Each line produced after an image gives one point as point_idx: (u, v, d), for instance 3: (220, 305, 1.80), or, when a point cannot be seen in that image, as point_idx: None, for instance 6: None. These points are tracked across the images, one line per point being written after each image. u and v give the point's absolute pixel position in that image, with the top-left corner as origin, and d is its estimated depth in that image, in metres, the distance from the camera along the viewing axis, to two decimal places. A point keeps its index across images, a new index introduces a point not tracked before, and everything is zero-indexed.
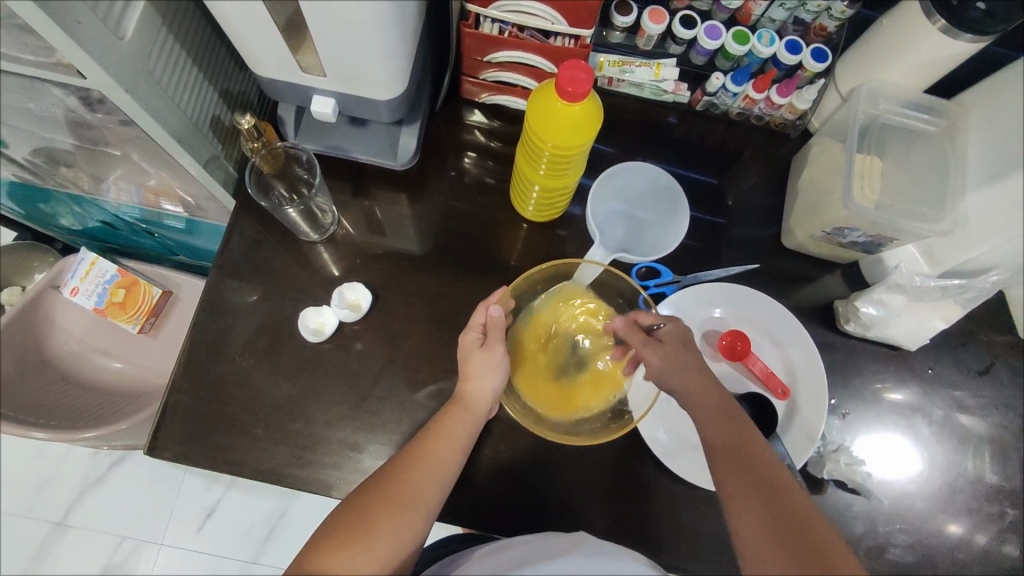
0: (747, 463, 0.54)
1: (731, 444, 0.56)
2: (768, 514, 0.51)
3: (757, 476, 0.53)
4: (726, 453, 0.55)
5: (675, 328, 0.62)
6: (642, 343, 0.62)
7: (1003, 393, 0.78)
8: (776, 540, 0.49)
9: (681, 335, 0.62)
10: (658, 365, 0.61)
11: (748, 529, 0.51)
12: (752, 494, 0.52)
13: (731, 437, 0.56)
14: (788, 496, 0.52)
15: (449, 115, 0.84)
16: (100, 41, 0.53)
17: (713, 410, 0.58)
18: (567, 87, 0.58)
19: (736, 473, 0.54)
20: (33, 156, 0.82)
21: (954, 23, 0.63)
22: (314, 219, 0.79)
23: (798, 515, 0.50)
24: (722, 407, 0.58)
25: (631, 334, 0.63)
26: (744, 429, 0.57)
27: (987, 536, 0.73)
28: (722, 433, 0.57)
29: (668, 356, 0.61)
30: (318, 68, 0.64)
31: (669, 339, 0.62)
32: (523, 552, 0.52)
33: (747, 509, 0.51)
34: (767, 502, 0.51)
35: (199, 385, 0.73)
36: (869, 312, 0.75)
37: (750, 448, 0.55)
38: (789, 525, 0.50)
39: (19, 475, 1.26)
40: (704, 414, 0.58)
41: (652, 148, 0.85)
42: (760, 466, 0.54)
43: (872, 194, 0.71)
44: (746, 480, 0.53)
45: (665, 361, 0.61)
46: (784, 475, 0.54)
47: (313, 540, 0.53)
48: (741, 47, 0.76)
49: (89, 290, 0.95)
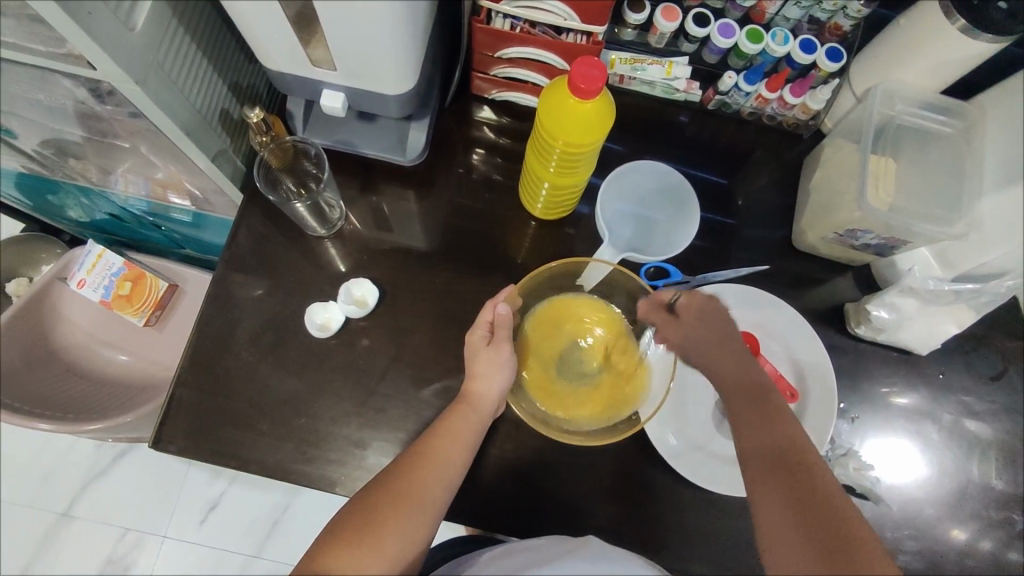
0: (780, 457, 0.53)
1: (761, 441, 0.55)
2: (798, 512, 0.50)
3: (787, 471, 0.52)
4: (755, 450, 0.55)
5: (693, 300, 0.62)
6: (663, 323, 0.64)
7: (1014, 399, 0.77)
8: (804, 538, 0.48)
9: (700, 307, 0.62)
10: (681, 340, 0.63)
11: (773, 526, 0.50)
12: (780, 490, 0.51)
13: (763, 433, 0.55)
14: (819, 492, 0.51)
15: (458, 111, 0.84)
16: (111, 33, 0.53)
17: (743, 398, 0.58)
18: (579, 85, 0.57)
19: (763, 470, 0.53)
20: (42, 147, 0.82)
21: (976, 24, 0.63)
22: (321, 214, 0.78)
23: (827, 512, 0.49)
24: (752, 394, 0.58)
25: (653, 314, 0.65)
26: (775, 420, 0.56)
27: (995, 543, 0.72)
28: (751, 429, 0.56)
29: (692, 332, 0.62)
30: (328, 62, 0.64)
31: (686, 312, 0.62)
32: (533, 556, 0.52)
33: (775, 505, 0.51)
34: (795, 499, 0.50)
35: (205, 379, 0.73)
36: (881, 315, 0.74)
37: (783, 442, 0.54)
38: (815, 521, 0.49)
39: (24, 465, 1.27)
40: (735, 404, 0.58)
41: (662, 147, 0.84)
42: (791, 460, 0.53)
43: (886, 195, 0.70)
44: (776, 476, 0.52)
45: (693, 337, 0.62)
46: (819, 471, 0.52)
47: (320, 539, 0.52)
48: (755, 45, 0.75)
49: (96, 283, 0.95)
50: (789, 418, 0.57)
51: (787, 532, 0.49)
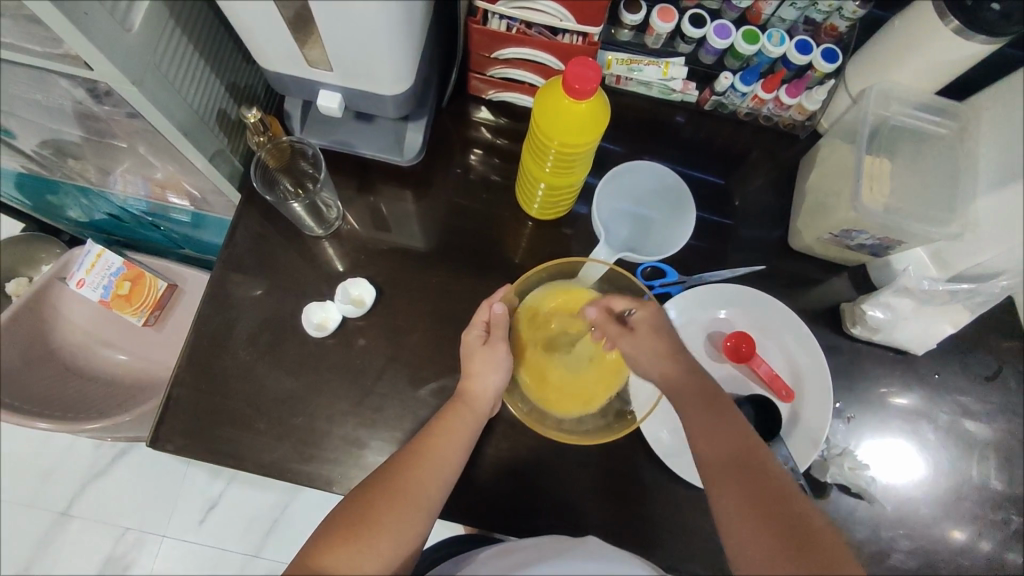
0: (739, 466, 0.52)
1: (721, 450, 0.54)
2: (764, 521, 0.49)
3: (749, 479, 0.52)
4: (715, 460, 0.53)
5: (644, 313, 0.61)
6: (618, 336, 0.61)
7: (1010, 399, 0.77)
8: (772, 547, 0.48)
9: (651, 321, 0.61)
10: (633, 352, 0.61)
11: (741, 536, 0.50)
12: (745, 500, 0.51)
13: (721, 441, 0.54)
14: (783, 497, 0.50)
15: (456, 112, 0.84)
16: (108, 34, 0.53)
17: (697, 404, 0.56)
18: (574, 85, 0.58)
19: (726, 480, 0.52)
20: (41, 148, 0.83)
21: (970, 25, 0.63)
22: (319, 214, 0.79)
23: (794, 517, 0.49)
24: (706, 400, 0.56)
25: (605, 325, 0.62)
26: (730, 425, 0.55)
27: (992, 544, 0.72)
28: (708, 438, 0.55)
29: (644, 344, 0.60)
30: (325, 63, 0.64)
31: (641, 325, 0.61)
32: (528, 554, 0.52)
33: (741, 516, 0.50)
34: (761, 508, 0.50)
35: (203, 378, 0.73)
36: (876, 315, 0.74)
37: (742, 449, 0.53)
38: (782, 528, 0.49)
39: (24, 464, 1.27)
40: (688, 412, 0.56)
41: (659, 147, 0.84)
42: (752, 468, 0.52)
43: (881, 196, 0.70)
44: (739, 486, 0.51)
45: (644, 348, 0.60)
46: (778, 475, 0.52)
47: (316, 536, 0.53)
48: (750, 46, 0.76)
49: (95, 283, 0.96)
50: (741, 424, 0.55)
51: (755, 542, 0.49)
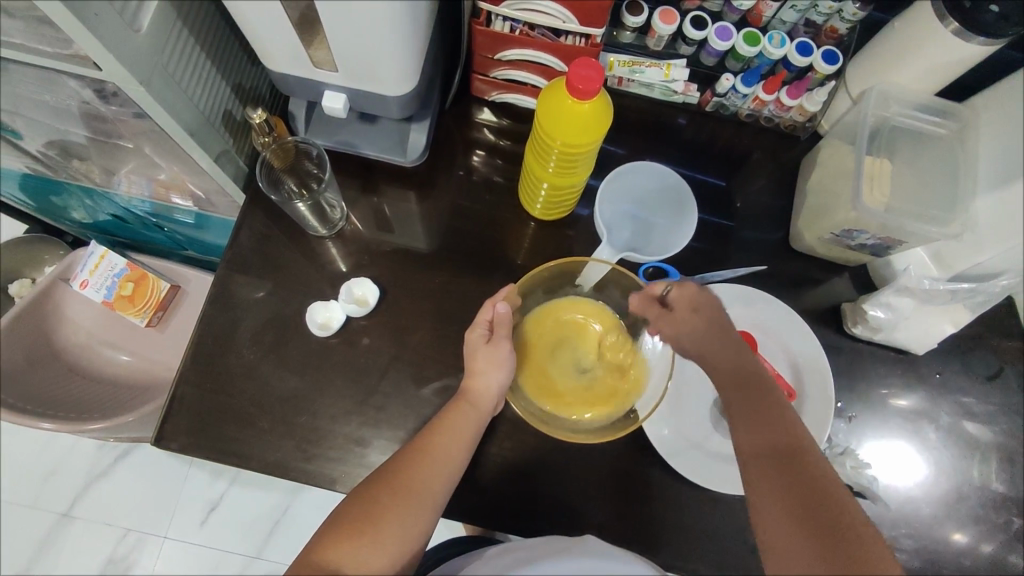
0: (781, 452, 0.53)
1: (762, 439, 0.54)
2: (799, 508, 0.49)
3: (790, 470, 0.51)
4: (757, 449, 0.54)
5: (682, 292, 0.61)
6: (658, 317, 0.62)
7: (1011, 399, 0.78)
8: (804, 539, 0.48)
9: (692, 298, 0.60)
10: (675, 334, 0.61)
11: (775, 523, 0.50)
12: (780, 489, 0.51)
13: (763, 429, 0.54)
14: (821, 490, 0.50)
15: (459, 113, 0.85)
16: (117, 34, 0.54)
17: (739, 394, 0.57)
18: (577, 85, 0.58)
19: (765, 471, 0.52)
20: (47, 148, 0.83)
21: (968, 26, 0.63)
22: (323, 214, 0.79)
23: (830, 511, 0.49)
24: (747, 389, 0.57)
25: (647, 309, 0.63)
26: (773, 415, 0.55)
27: (993, 545, 0.72)
28: (751, 428, 0.55)
29: (686, 324, 0.60)
30: (330, 64, 0.65)
31: (681, 305, 0.60)
32: (530, 552, 0.53)
33: (776, 504, 0.50)
34: (796, 500, 0.50)
35: (207, 377, 0.73)
36: (876, 315, 0.74)
37: (784, 437, 0.54)
38: (815, 519, 0.49)
39: (26, 465, 1.27)
40: (733, 399, 0.57)
41: (661, 149, 0.85)
42: (793, 458, 0.52)
43: (882, 196, 0.71)
44: (778, 473, 0.52)
45: (685, 329, 0.60)
46: (820, 468, 0.52)
47: (320, 533, 0.53)
48: (751, 48, 0.76)
49: (99, 283, 0.96)
50: (788, 412, 0.56)
51: (786, 533, 0.49)
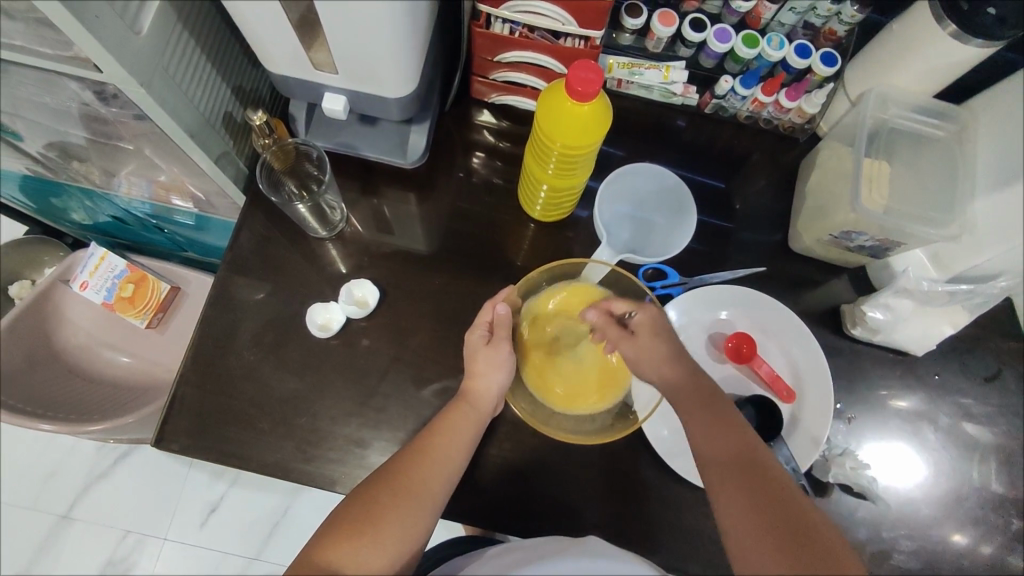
0: (742, 465, 0.53)
1: (722, 453, 0.54)
2: (765, 521, 0.50)
3: (752, 479, 0.52)
4: (719, 463, 0.54)
5: (644, 315, 0.62)
6: (618, 339, 0.62)
7: (1009, 401, 0.78)
8: (770, 546, 0.48)
9: (652, 322, 0.61)
10: (634, 356, 0.61)
11: (744, 538, 0.50)
12: (745, 502, 0.51)
13: (721, 443, 0.55)
14: (785, 497, 0.51)
15: (459, 115, 0.85)
16: (118, 36, 0.54)
17: (697, 408, 0.57)
18: (577, 87, 0.58)
19: (728, 482, 0.53)
20: (47, 150, 0.83)
21: (966, 29, 0.64)
22: (324, 216, 0.80)
23: (794, 516, 0.50)
24: (705, 402, 0.57)
25: (606, 328, 0.63)
26: (732, 426, 0.56)
27: (992, 547, 0.73)
28: (710, 441, 0.55)
29: (645, 347, 0.60)
30: (330, 66, 0.65)
31: (641, 328, 0.61)
32: (529, 552, 0.53)
33: (741, 515, 0.51)
34: (761, 509, 0.50)
35: (207, 379, 0.73)
36: (876, 316, 0.74)
37: (743, 451, 0.54)
38: (779, 525, 0.49)
39: (26, 467, 1.27)
40: (691, 414, 0.57)
41: (660, 150, 0.85)
42: (754, 467, 0.53)
43: (880, 198, 0.71)
44: (740, 487, 0.52)
45: (645, 351, 0.60)
46: (781, 475, 0.53)
47: (320, 533, 0.53)
48: (750, 50, 0.76)
49: (99, 285, 0.97)
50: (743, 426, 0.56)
51: (753, 542, 0.49)
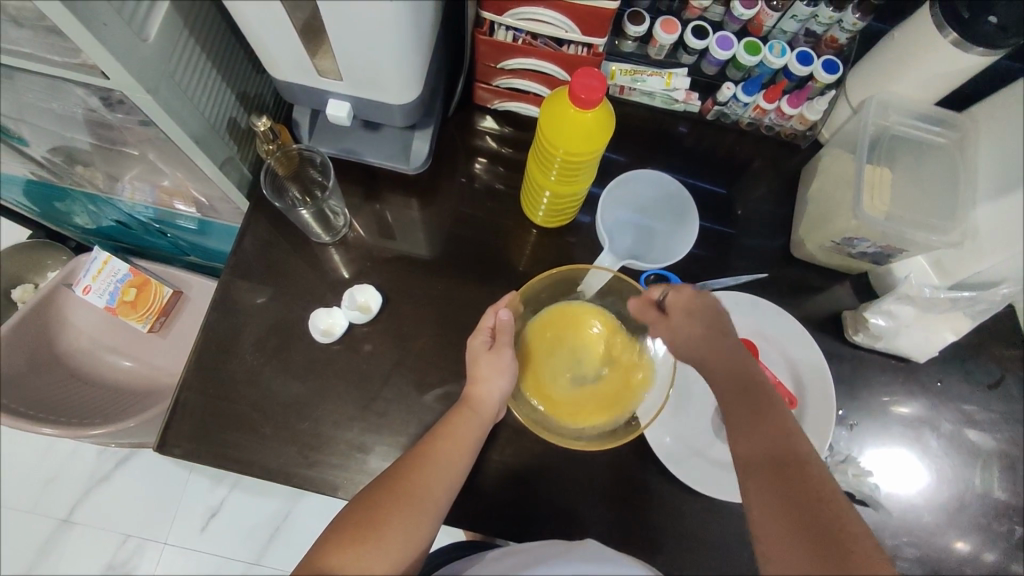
0: (773, 457, 0.53)
1: (755, 443, 0.54)
2: (790, 511, 0.50)
3: (780, 471, 0.52)
4: (749, 453, 0.54)
5: (680, 296, 0.61)
6: (656, 322, 0.62)
7: (1012, 407, 0.78)
8: (797, 540, 0.48)
9: (688, 303, 0.60)
10: (673, 336, 0.61)
11: (767, 526, 0.50)
12: (774, 492, 0.51)
13: (755, 434, 0.54)
14: (819, 495, 0.50)
15: (461, 122, 0.85)
16: (124, 43, 0.54)
17: (736, 398, 0.57)
18: (580, 94, 0.59)
19: (758, 471, 0.53)
20: (52, 155, 0.84)
21: (967, 37, 0.64)
22: (326, 221, 0.80)
23: (824, 514, 0.49)
24: (747, 394, 0.56)
25: (644, 313, 0.63)
26: (771, 419, 0.55)
27: (995, 554, 0.72)
28: (748, 435, 0.55)
29: (683, 328, 0.60)
30: (334, 73, 0.66)
31: (676, 309, 0.61)
32: (532, 554, 0.53)
33: (767, 506, 0.51)
34: (790, 504, 0.50)
35: (210, 384, 0.73)
36: (877, 323, 0.75)
37: (778, 442, 0.54)
38: (806, 518, 0.49)
39: (27, 470, 1.27)
40: (731, 404, 0.57)
41: (662, 156, 0.86)
42: (790, 464, 0.52)
43: (882, 205, 0.71)
44: (770, 477, 0.52)
45: (682, 331, 0.60)
46: (816, 472, 0.52)
47: (324, 538, 0.53)
48: (752, 57, 0.77)
49: (101, 289, 0.97)
50: (784, 417, 0.55)
51: (777, 536, 0.50)
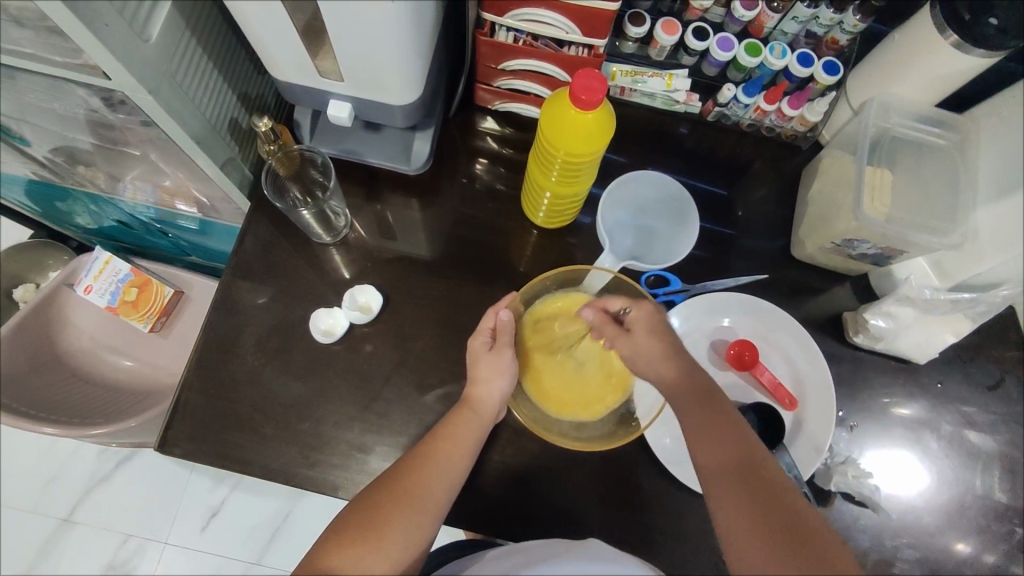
0: (735, 463, 0.53)
1: (715, 452, 0.54)
2: (760, 517, 0.50)
3: (745, 478, 0.52)
4: (712, 461, 0.54)
5: (642, 312, 0.62)
6: (614, 336, 0.63)
7: (1013, 409, 0.78)
8: (765, 540, 0.49)
9: (646, 319, 0.62)
10: (631, 352, 0.62)
11: (738, 534, 0.50)
12: (741, 499, 0.51)
13: (715, 442, 0.55)
14: (780, 494, 0.51)
15: (462, 122, 0.85)
16: (126, 43, 0.54)
17: (690, 406, 0.57)
18: (581, 95, 0.59)
19: (723, 477, 0.53)
20: (54, 155, 0.84)
21: (966, 38, 0.64)
22: (327, 222, 0.80)
23: (791, 518, 0.50)
24: (699, 401, 0.57)
25: (603, 327, 0.64)
26: (728, 428, 0.56)
27: (995, 555, 0.72)
28: (707, 441, 0.55)
29: (642, 343, 0.61)
30: (336, 73, 0.66)
31: (637, 325, 0.62)
32: (532, 554, 0.53)
33: (736, 513, 0.51)
34: (757, 510, 0.50)
35: (210, 384, 0.73)
36: (877, 324, 0.75)
37: (738, 448, 0.54)
38: (776, 524, 0.49)
39: (28, 470, 1.28)
40: (687, 411, 0.57)
41: (662, 157, 0.86)
42: (753, 469, 0.53)
43: (883, 207, 0.71)
44: (735, 484, 0.52)
45: (640, 347, 0.61)
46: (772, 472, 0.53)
47: (323, 539, 0.53)
48: (753, 58, 0.77)
49: (103, 288, 0.98)
50: (738, 425, 0.56)
51: (749, 543, 0.49)
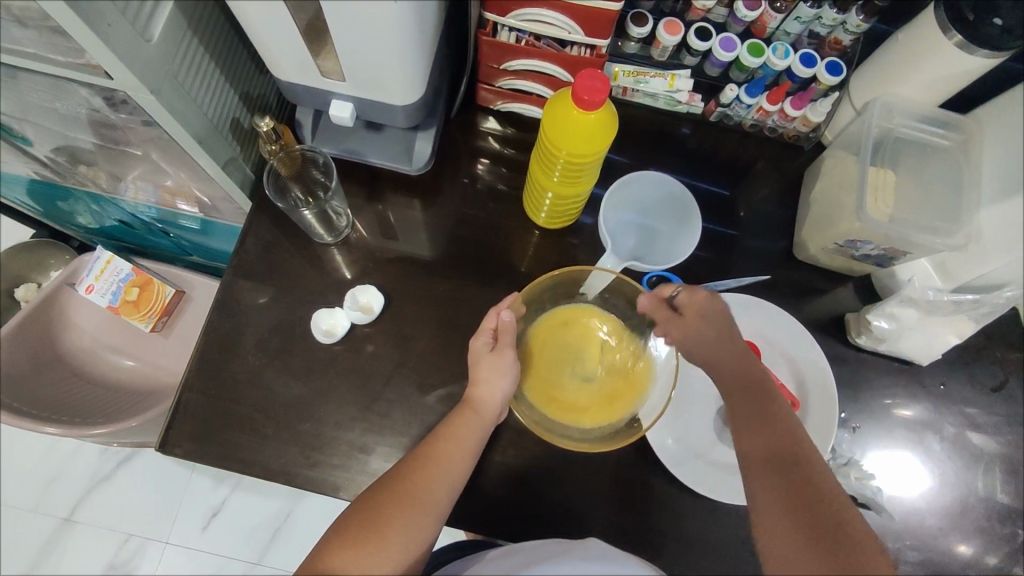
0: (778, 453, 0.54)
1: (760, 440, 0.55)
2: (793, 507, 0.50)
3: (785, 469, 0.53)
4: (754, 449, 0.55)
5: (693, 296, 0.60)
6: (664, 321, 0.61)
7: (1016, 410, 0.78)
8: (794, 532, 0.49)
9: (701, 305, 0.59)
10: (682, 337, 0.60)
11: (770, 521, 0.51)
12: (778, 488, 0.52)
13: (761, 433, 0.56)
14: (819, 490, 0.51)
15: (464, 123, 0.85)
16: (127, 42, 0.54)
17: (741, 400, 0.58)
18: (583, 95, 0.59)
19: (763, 465, 0.54)
20: (56, 155, 0.84)
21: (970, 38, 0.64)
22: (329, 222, 0.80)
23: (828, 513, 0.50)
24: (750, 396, 0.58)
25: (655, 311, 0.62)
26: (778, 422, 0.56)
27: (998, 557, 0.72)
28: (751, 431, 0.56)
29: (694, 330, 0.59)
30: (338, 73, 0.65)
31: (689, 309, 0.60)
32: (534, 554, 0.53)
33: (771, 501, 0.51)
34: (792, 500, 0.51)
35: (211, 384, 0.73)
36: (881, 325, 0.75)
37: (784, 440, 0.55)
38: (810, 516, 0.50)
39: (29, 469, 1.28)
40: (736, 403, 0.58)
41: (664, 158, 0.85)
42: (795, 461, 0.53)
43: (886, 208, 0.71)
44: (772, 472, 0.53)
45: (693, 333, 0.59)
46: (813, 468, 0.53)
47: (324, 541, 0.53)
48: (755, 59, 0.76)
49: (104, 288, 0.98)
50: (789, 420, 0.57)
51: (778, 531, 0.50)
